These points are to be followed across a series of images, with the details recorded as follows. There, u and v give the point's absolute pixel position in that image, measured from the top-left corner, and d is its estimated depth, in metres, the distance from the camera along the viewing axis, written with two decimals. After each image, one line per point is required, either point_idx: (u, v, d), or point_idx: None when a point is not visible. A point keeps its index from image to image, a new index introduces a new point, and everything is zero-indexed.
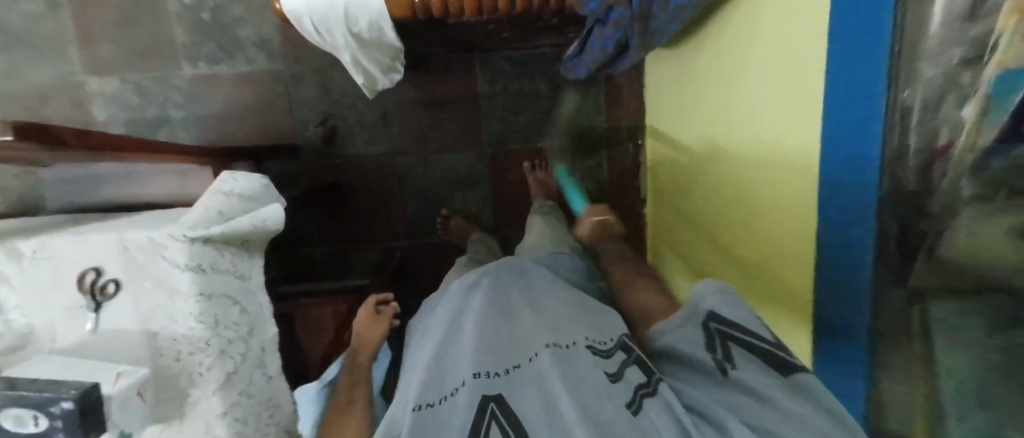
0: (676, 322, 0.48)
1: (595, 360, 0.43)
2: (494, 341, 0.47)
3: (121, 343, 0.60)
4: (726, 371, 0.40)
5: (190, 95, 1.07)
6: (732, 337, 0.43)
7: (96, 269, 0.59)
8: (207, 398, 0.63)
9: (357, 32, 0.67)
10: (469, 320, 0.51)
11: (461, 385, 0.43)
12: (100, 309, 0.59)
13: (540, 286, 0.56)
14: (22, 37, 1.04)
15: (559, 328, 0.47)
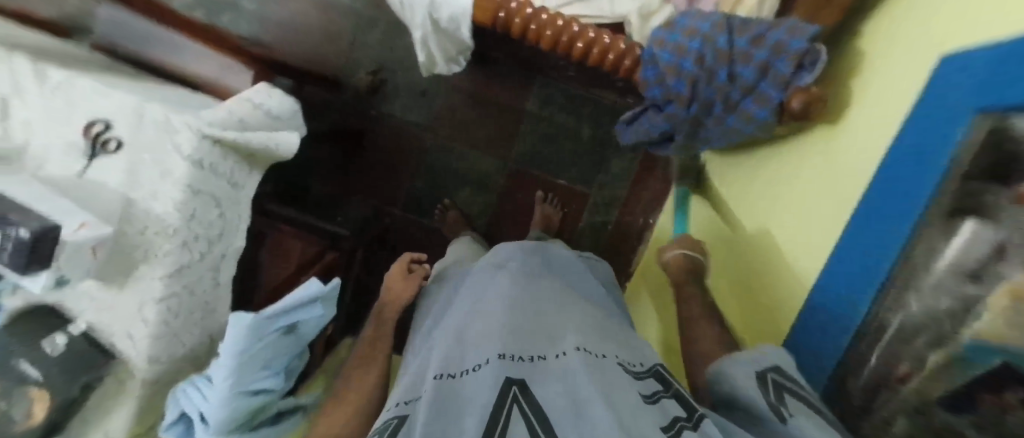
0: (742, 363, 0.52)
1: (625, 375, 0.50)
2: (523, 334, 0.55)
3: (97, 197, 0.62)
4: (785, 420, 0.44)
5: None
6: (793, 390, 0.46)
7: (106, 122, 0.61)
8: (151, 279, 0.65)
9: (437, 18, 0.70)
10: (497, 307, 0.60)
11: (484, 363, 0.50)
12: (94, 159, 0.61)
13: (571, 301, 0.63)
14: None
15: (591, 339, 0.54)
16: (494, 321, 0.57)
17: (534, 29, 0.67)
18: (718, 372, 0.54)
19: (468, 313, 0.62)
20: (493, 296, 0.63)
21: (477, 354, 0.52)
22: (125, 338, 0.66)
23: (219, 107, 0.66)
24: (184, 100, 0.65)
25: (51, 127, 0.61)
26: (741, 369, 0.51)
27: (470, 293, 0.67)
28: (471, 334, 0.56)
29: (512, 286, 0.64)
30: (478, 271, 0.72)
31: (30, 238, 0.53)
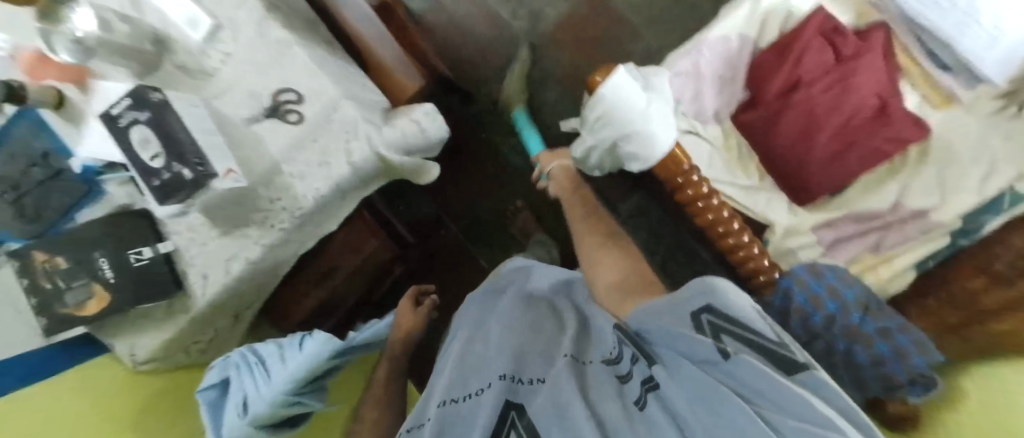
0: (672, 311, 0.48)
1: (604, 372, 0.50)
2: (520, 350, 0.58)
3: (251, 151, 0.61)
4: (727, 355, 0.40)
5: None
6: (730, 327, 0.41)
7: (298, 95, 0.60)
8: (253, 241, 0.64)
9: (619, 146, 0.72)
10: (495, 331, 0.63)
11: (485, 387, 0.54)
12: (270, 119, 0.61)
13: (568, 321, 0.65)
14: None
15: (582, 349, 0.57)
16: (495, 345, 0.60)
17: (700, 206, 0.67)
18: (653, 317, 0.50)
19: (472, 339, 0.65)
20: (494, 321, 0.67)
21: (480, 379, 0.55)
22: (199, 277, 0.65)
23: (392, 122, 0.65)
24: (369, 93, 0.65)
25: (245, 65, 0.60)
26: (676, 317, 0.47)
27: (471, 320, 0.71)
28: (473, 360, 0.60)
29: (516, 310, 0.67)
30: (495, 295, 0.77)
31: (190, 179, 0.53)
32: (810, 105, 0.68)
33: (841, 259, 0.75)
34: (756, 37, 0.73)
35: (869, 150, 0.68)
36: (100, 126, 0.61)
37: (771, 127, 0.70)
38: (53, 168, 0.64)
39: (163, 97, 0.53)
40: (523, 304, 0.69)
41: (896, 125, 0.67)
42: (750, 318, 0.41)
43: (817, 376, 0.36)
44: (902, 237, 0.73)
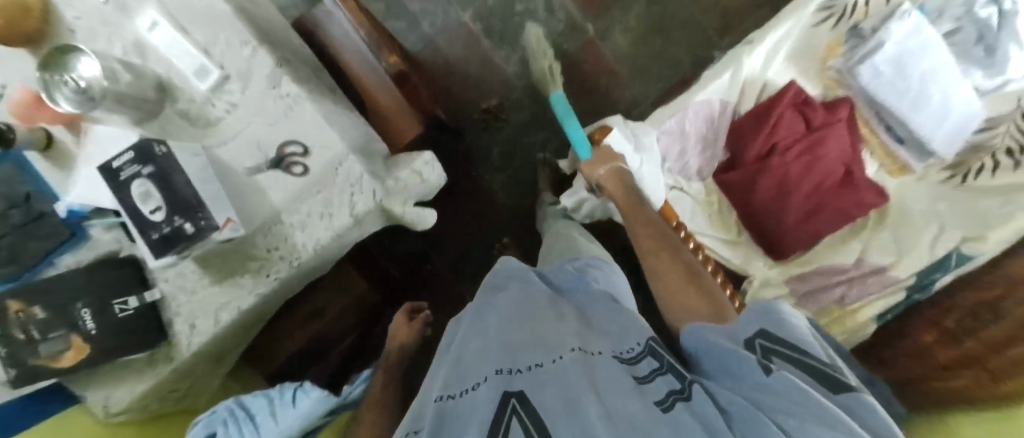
0: (727, 330, 0.52)
1: (618, 368, 0.48)
2: (518, 343, 0.54)
3: (251, 200, 0.61)
4: (770, 370, 0.45)
5: (450, 32, 1.13)
6: (780, 351, 0.47)
7: (304, 148, 0.60)
8: (245, 290, 0.63)
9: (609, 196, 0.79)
10: (490, 327, 0.59)
11: (482, 381, 0.49)
12: (272, 170, 0.61)
13: (565, 311, 0.62)
14: None
15: (585, 340, 0.54)
16: (491, 339, 0.56)
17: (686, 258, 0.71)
18: (705, 336, 0.53)
19: (467, 334, 0.61)
20: (489, 315, 0.63)
21: (476, 373, 0.51)
22: (185, 326, 0.63)
23: (392, 174, 0.66)
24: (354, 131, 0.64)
25: (251, 117, 0.60)
26: (722, 338, 0.51)
27: (467, 315, 0.66)
28: (470, 357, 0.55)
29: (512, 302, 0.64)
30: (484, 287, 0.71)
31: (192, 233, 0.53)
32: (783, 172, 0.74)
33: (809, 308, 0.81)
34: (738, 103, 0.79)
35: (835, 213, 0.75)
36: (95, 170, 0.60)
37: (749, 189, 0.75)
38: (34, 211, 0.61)
39: (168, 149, 0.53)
40: (517, 295, 0.66)
41: (861, 192, 0.74)
42: (800, 343, 0.47)
43: (857, 398, 0.42)
44: (863, 290, 0.80)
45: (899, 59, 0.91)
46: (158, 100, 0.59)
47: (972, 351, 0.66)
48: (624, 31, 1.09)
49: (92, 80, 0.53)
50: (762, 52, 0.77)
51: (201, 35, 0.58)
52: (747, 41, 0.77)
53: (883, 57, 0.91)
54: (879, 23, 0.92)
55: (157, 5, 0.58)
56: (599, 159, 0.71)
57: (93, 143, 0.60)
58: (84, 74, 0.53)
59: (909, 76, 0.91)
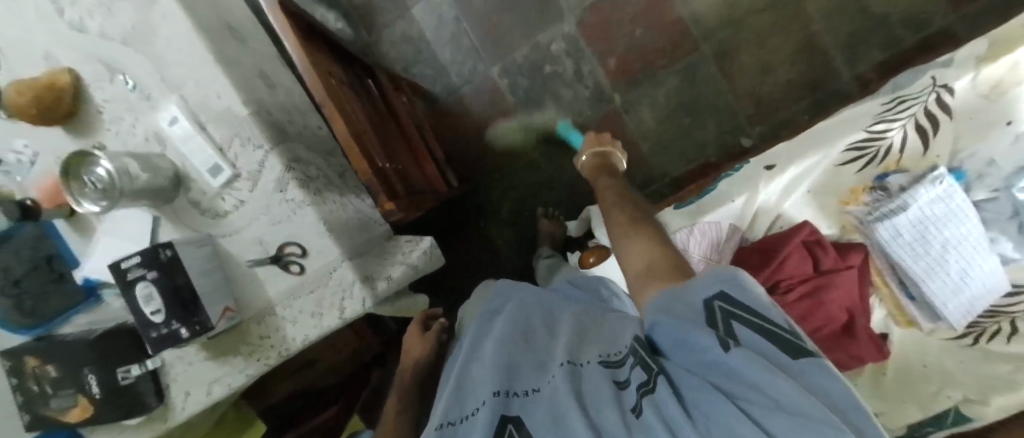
0: (677, 293, 0.41)
1: (602, 376, 0.45)
2: (513, 363, 0.54)
3: (251, 292, 0.64)
4: (727, 347, 0.36)
5: (480, 85, 1.17)
6: (740, 315, 0.38)
7: (303, 250, 0.62)
8: (236, 370, 0.66)
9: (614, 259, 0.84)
10: (488, 344, 0.59)
11: (481, 406, 0.49)
12: (272, 265, 0.63)
13: (562, 323, 0.60)
14: None
15: (576, 349, 0.51)
16: (487, 358, 0.56)
17: None
18: (660, 308, 0.41)
19: (470, 352, 0.60)
20: (489, 333, 0.62)
21: (475, 397, 0.51)
22: (181, 392, 0.67)
23: (388, 273, 0.69)
24: (349, 209, 0.70)
25: (256, 214, 0.62)
26: (682, 309, 0.40)
27: (469, 338, 0.64)
28: (470, 379, 0.55)
29: (507, 318, 0.63)
30: (481, 313, 0.70)
31: (188, 337, 0.57)
32: (782, 311, 0.71)
33: None
34: (746, 228, 0.78)
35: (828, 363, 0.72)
36: (112, 248, 0.63)
37: None
38: (55, 273, 0.65)
39: (174, 253, 0.55)
40: (515, 310, 0.65)
41: (857, 343, 0.71)
42: (764, 305, 0.38)
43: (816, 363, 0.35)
44: None
45: (924, 227, 0.67)
46: (172, 189, 0.61)
47: None
48: (651, 108, 1.12)
49: (107, 178, 0.55)
50: (781, 182, 0.75)
51: (219, 133, 0.60)
52: (767, 165, 0.76)
53: (913, 215, 0.67)
54: (911, 183, 0.69)
55: (180, 100, 0.60)
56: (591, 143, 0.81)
57: (110, 222, 0.63)
58: (100, 173, 0.55)
59: (930, 242, 0.67)
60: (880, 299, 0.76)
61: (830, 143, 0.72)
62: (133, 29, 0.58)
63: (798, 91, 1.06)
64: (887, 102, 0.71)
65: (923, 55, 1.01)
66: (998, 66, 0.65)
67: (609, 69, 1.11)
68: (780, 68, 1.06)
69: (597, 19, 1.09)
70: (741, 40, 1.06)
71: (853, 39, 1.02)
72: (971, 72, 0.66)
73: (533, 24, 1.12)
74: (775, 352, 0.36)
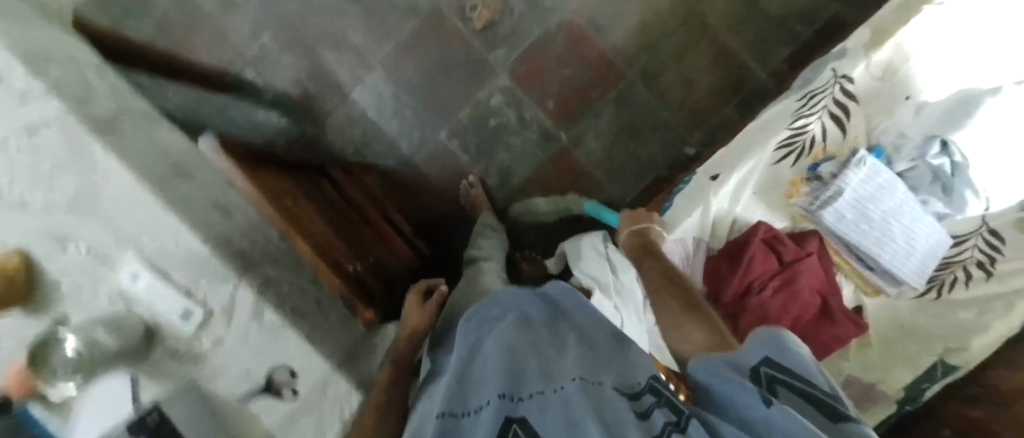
0: (728, 361, 0.45)
1: (621, 403, 0.40)
2: (521, 365, 0.46)
3: (246, 426, 0.64)
4: (769, 401, 0.37)
5: (431, 149, 1.20)
6: (786, 381, 0.41)
7: (292, 371, 0.66)
8: None
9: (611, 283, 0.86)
10: (490, 343, 0.51)
11: (485, 404, 0.42)
12: (263, 397, 0.64)
13: (571, 334, 0.53)
14: (371, 9, 1.15)
15: (590, 368, 0.45)
16: (490, 357, 0.48)
17: None
18: (710, 367, 0.45)
19: (467, 351, 0.52)
20: (490, 333, 0.53)
21: (479, 395, 0.44)
22: None
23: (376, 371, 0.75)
24: (331, 316, 0.74)
25: (236, 350, 0.62)
26: (733, 369, 0.44)
27: (463, 337, 0.55)
28: (472, 376, 0.47)
29: (511, 321, 0.55)
30: (474, 315, 0.61)
31: None
32: (764, 310, 0.73)
33: None
34: (709, 238, 0.81)
35: (818, 347, 0.75)
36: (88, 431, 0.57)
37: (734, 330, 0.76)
38: None
39: (160, 416, 0.56)
40: (520, 316, 0.56)
41: (839, 324, 0.74)
42: (811, 375, 0.41)
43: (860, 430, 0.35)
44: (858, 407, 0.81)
45: (861, 205, 0.72)
46: (144, 348, 0.57)
47: None
48: (596, 137, 1.17)
49: (76, 357, 0.51)
50: (729, 190, 0.79)
51: (184, 276, 0.59)
52: (712, 175, 0.81)
53: (850, 198, 0.73)
54: (840, 168, 0.75)
55: (137, 253, 0.57)
56: (629, 220, 0.78)
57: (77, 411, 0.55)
58: (67, 354, 0.51)
59: (870, 218, 0.73)
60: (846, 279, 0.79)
61: (762, 144, 0.77)
62: (79, 193, 0.53)
63: (724, 95, 1.14)
64: (801, 98, 0.77)
65: (823, 43, 1.11)
66: (883, 51, 0.73)
67: (549, 110, 1.17)
68: (704, 77, 1.13)
69: (528, 67, 1.16)
70: (662, 60, 1.14)
71: (759, 40, 1.11)
72: (864, 59, 0.74)
73: (469, 82, 1.17)
74: (813, 415, 0.37)
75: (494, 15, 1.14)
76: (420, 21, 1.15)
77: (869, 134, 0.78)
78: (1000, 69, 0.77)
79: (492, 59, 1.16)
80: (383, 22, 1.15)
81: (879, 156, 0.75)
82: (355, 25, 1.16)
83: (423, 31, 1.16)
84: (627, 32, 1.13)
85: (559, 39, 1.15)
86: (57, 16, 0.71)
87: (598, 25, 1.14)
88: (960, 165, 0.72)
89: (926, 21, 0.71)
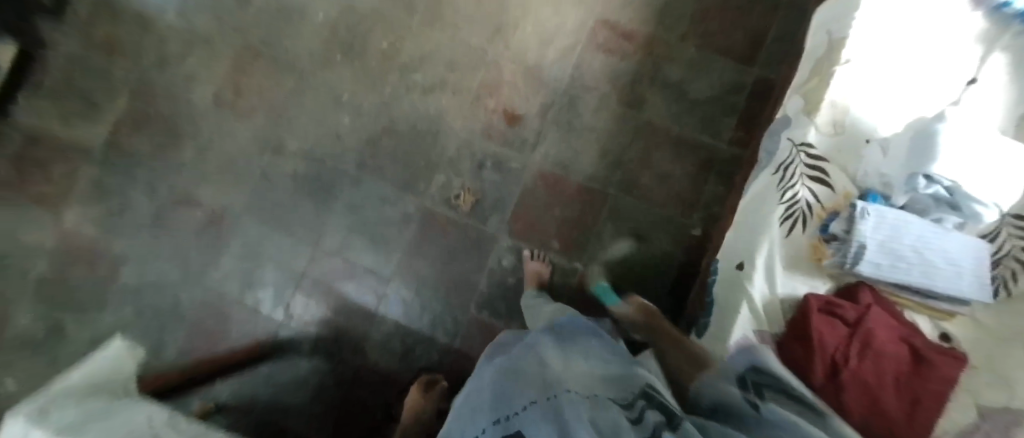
0: None
1: (613, 410, 0.53)
2: (529, 384, 0.61)
3: None
4: None
5: (465, 329, 1.23)
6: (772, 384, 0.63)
7: None
8: None
9: None
10: (504, 373, 0.66)
11: (501, 419, 0.57)
12: None
13: (573, 359, 0.68)
14: (369, 231, 1.26)
15: (591, 387, 0.59)
16: (503, 383, 0.63)
17: None
18: None
19: (488, 379, 0.67)
20: (504, 364, 0.69)
21: (495, 413, 0.59)
22: None
23: None
24: None
25: None
26: None
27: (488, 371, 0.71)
28: (490, 398, 0.62)
29: (522, 352, 0.71)
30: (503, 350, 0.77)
31: None
32: (862, 382, 0.70)
33: None
34: (768, 326, 0.80)
35: (934, 399, 0.70)
36: None
37: (840, 409, 0.69)
38: None
39: None
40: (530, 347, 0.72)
41: (937, 364, 0.72)
42: None
43: None
44: None
45: (888, 247, 0.74)
46: None
47: None
48: (609, 256, 1.22)
49: None
50: (760, 273, 0.83)
51: None
52: (737, 263, 0.86)
53: (873, 245, 0.74)
54: (849, 222, 0.78)
55: None
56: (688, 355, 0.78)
57: None
58: None
59: (903, 255, 0.73)
60: (913, 310, 0.79)
61: (766, 223, 0.83)
62: None
63: (701, 175, 1.22)
64: (777, 170, 0.86)
65: (761, 102, 1.23)
66: (823, 112, 0.84)
67: (557, 250, 1.23)
68: (676, 168, 1.23)
69: (522, 223, 1.24)
70: (634, 170, 1.24)
71: (706, 122, 1.24)
72: (809, 125, 0.84)
73: (476, 257, 1.24)
74: None
75: (475, 194, 1.26)
76: (415, 224, 1.26)
77: (855, 178, 0.83)
78: (938, 75, 0.83)
79: (489, 228, 1.25)
80: (384, 238, 1.26)
81: (875, 198, 0.78)
82: (360, 251, 1.26)
83: (420, 230, 1.26)
84: (594, 160, 1.25)
85: (539, 190, 1.25)
86: (121, 382, 0.77)
87: (567, 165, 1.26)
88: (955, 187, 0.71)
89: (844, 78, 0.83)
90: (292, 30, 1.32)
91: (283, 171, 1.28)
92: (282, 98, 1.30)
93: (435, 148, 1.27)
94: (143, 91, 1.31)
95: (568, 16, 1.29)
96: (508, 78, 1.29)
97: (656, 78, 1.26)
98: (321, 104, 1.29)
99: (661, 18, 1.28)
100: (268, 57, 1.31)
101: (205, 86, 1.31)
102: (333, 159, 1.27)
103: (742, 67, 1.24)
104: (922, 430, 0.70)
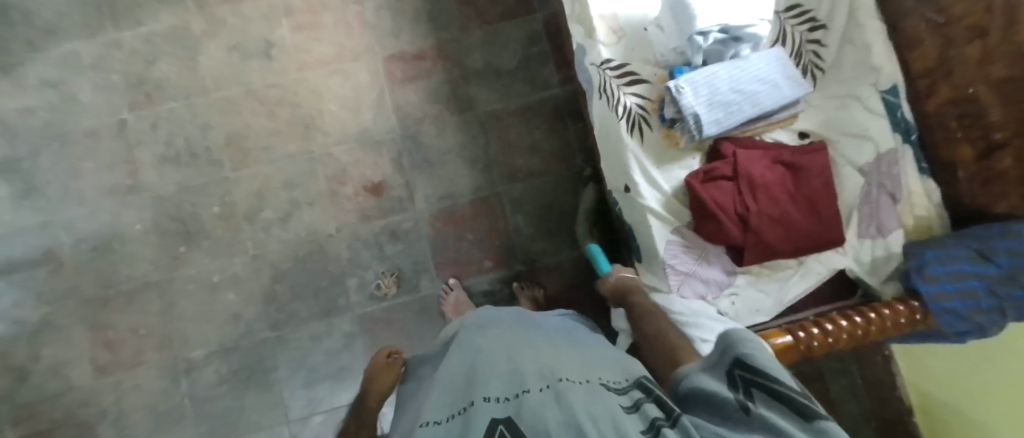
0: None
1: (609, 396, 0.44)
2: (521, 371, 0.51)
3: None
4: None
5: None
6: (756, 384, 0.41)
7: None
8: None
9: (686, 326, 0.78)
10: (490, 357, 0.57)
11: (474, 401, 0.47)
12: None
13: (557, 347, 0.60)
14: (325, 371, 1.21)
15: (583, 372, 0.50)
16: (495, 363, 0.54)
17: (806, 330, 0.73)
18: None
19: (471, 356, 0.59)
20: (486, 350, 0.59)
21: (476, 390, 0.49)
22: None
23: None
24: None
25: None
26: None
27: (464, 349, 0.63)
28: (477, 373, 0.53)
29: (508, 336, 0.63)
30: (469, 328, 0.71)
31: None
32: (767, 216, 0.78)
33: (896, 221, 0.80)
34: (680, 220, 0.85)
35: (824, 189, 0.79)
36: None
37: (768, 246, 0.79)
38: None
39: None
40: (506, 330, 0.66)
41: (806, 157, 0.80)
42: None
43: None
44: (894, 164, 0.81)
45: (714, 99, 0.80)
46: None
47: (978, 102, 0.71)
48: (538, 242, 1.24)
49: None
50: (645, 186, 0.85)
51: None
52: (624, 187, 0.89)
53: (703, 107, 0.79)
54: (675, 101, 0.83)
55: None
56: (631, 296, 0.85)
57: None
58: None
59: (729, 98, 0.80)
60: (769, 132, 0.85)
61: (621, 143, 0.86)
62: None
63: (558, 125, 1.27)
64: (601, 96, 0.89)
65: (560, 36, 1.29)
66: (598, 28, 0.88)
67: (494, 268, 1.24)
68: (535, 133, 1.27)
69: (449, 266, 1.24)
70: (503, 159, 1.26)
71: (528, 80, 1.27)
72: (596, 45, 0.88)
73: (431, 323, 1.23)
74: None
75: (392, 273, 1.24)
76: (359, 334, 1.22)
77: (657, 61, 0.88)
78: None
79: (425, 291, 1.24)
80: (341, 367, 1.21)
81: (681, 71, 0.84)
82: (329, 393, 1.20)
83: (368, 337, 1.22)
84: (468, 175, 1.26)
85: (442, 231, 1.25)
86: None
87: (450, 195, 1.26)
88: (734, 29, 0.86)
89: None
90: (124, 257, 1.23)
91: (210, 381, 1.20)
92: (160, 320, 1.22)
93: (330, 262, 1.24)
94: (23, 411, 1.19)
95: (357, 75, 1.28)
96: (347, 160, 1.26)
97: (467, 74, 1.28)
98: (198, 297, 1.22)
99: (434, 22, 1.30)
100: (118, 296, 1.22)
101: (79, 362, 1.20)
102: (247, 338, 1.21)
103: (524, 18, 1.28)
104: (830, 217, 0.79)
